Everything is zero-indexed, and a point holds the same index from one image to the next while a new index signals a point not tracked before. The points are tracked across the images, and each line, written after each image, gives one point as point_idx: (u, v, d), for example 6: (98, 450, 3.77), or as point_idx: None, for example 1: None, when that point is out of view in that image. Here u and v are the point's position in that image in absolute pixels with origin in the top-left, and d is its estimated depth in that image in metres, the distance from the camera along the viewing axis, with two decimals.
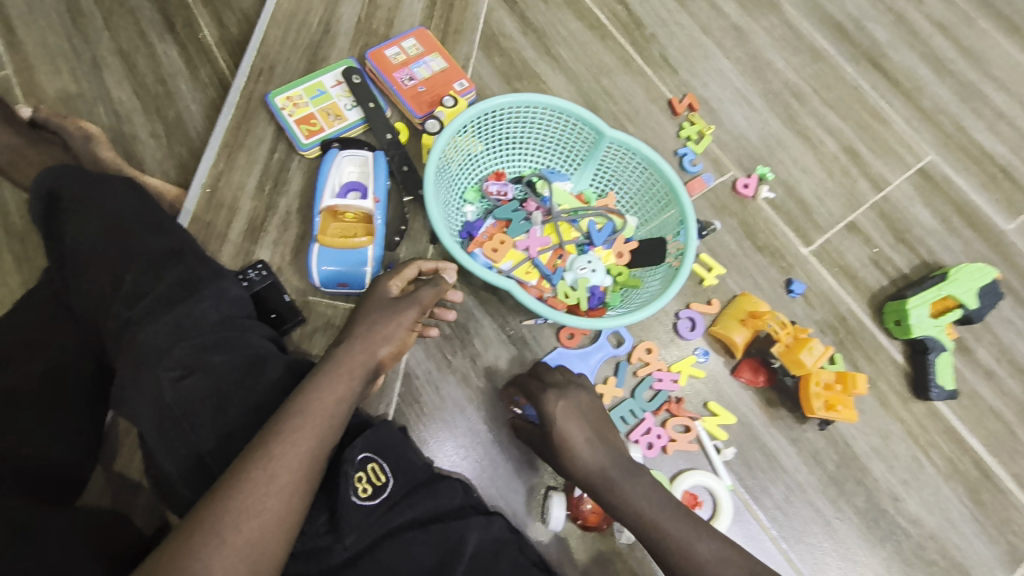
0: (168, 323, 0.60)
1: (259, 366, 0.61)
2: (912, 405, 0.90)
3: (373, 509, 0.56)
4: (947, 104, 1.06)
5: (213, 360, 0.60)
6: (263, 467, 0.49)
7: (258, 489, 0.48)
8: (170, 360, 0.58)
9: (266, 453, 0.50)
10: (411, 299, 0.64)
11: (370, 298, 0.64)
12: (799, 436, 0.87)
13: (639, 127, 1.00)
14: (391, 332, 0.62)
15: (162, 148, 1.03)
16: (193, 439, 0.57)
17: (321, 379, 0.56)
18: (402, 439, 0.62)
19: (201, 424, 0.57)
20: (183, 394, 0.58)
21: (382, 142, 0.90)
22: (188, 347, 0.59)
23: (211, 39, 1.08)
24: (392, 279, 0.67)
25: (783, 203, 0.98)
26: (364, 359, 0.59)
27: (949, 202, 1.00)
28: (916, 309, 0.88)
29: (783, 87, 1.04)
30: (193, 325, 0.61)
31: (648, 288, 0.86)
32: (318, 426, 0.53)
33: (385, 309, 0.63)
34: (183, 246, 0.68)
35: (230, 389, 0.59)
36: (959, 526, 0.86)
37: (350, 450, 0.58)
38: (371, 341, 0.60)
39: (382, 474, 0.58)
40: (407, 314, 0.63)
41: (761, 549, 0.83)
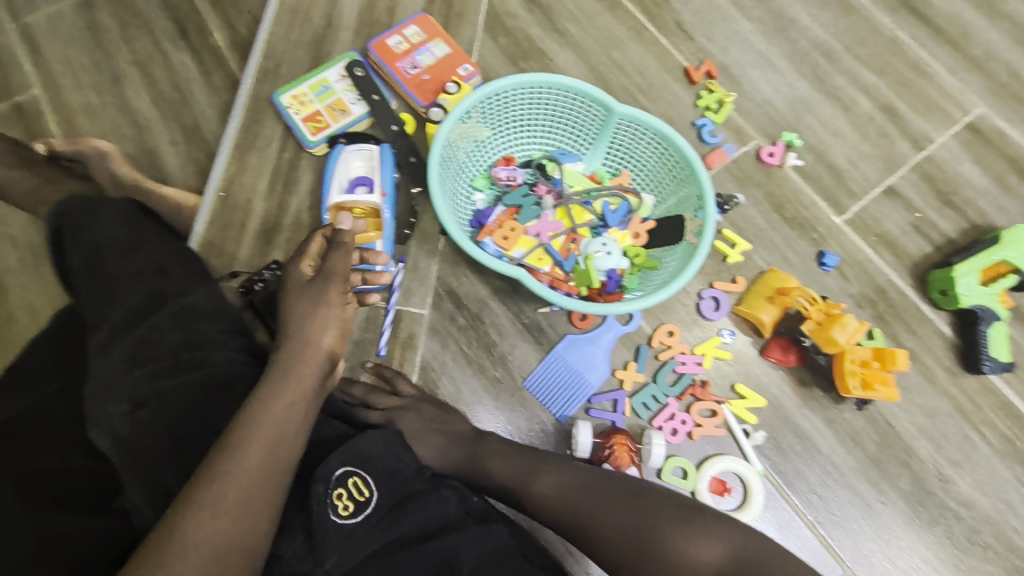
0: (125, 347, 0.61)
1: (222, 385, 0.61)
2: (962, 380, 0.84)
3: (356, 527, 0.54)
4: (999, 50, 0.96)
5: (167, 385, 0.60)
6: (208, 487, 0.49)
7: (206, 512, 0.48)
8: (119, 393, 0.59)
9: (212, 472, 0.50)
10: (321, 278, 0.61)
11: (287, 288, 0.62)
12: (835, 417, 0.82)
13: (654, 100, 0.95)
14: (318, 320, 0.60)
15: (181, 154, 1.05)
16: (157, 474, 0.56)
17: (267, 388, 0.56)
18: (385, 446, 0.60)
19: (162, 456, 0.57)
20: (138, 424, 0.58)
21: (388, 134, 0.90)
22: (142, 375, 0.60)
23: (222, 42, 1.10)
24: (302, 261, 0.63)
25: (813, 170, 0.92)
26: (315, 358, 0.59)
27: (1002, 158, 0.92)
28: (964, 278, 0.82)
29: (810, 45, 0.97)
30: (150, 350, 0.61)
31: (667, 269, 0.83)
32: (269, 437, 0.53)
33: (305, 297, 0.61)
34: (162, 261, 0.69)
35: (189, 415, 0.59)
36: (1016, 508, 0.80)
37: (326, 466, 0.56)
38: (307, 337, 0.59)
39: (365, 488, 0.56)
40: (326, 296, 0.61)
41: (795, 536, 0.79)
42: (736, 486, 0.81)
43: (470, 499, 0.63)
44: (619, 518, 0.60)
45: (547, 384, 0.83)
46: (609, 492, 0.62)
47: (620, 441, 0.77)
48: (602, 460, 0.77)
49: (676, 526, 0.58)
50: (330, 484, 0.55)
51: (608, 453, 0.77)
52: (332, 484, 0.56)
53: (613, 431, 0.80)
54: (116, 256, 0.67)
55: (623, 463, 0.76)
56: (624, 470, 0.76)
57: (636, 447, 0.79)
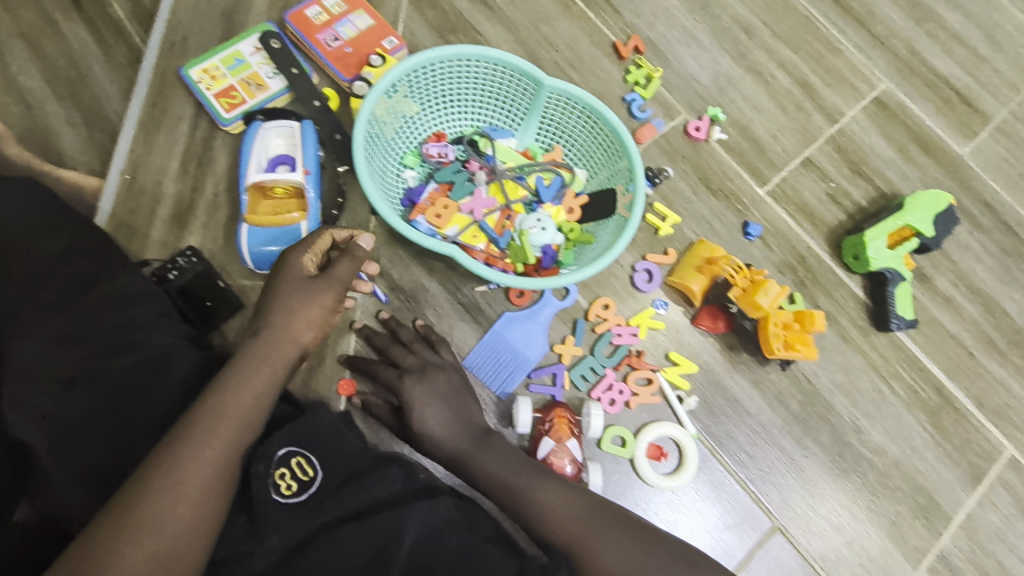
0: (55, 330, 0.58)
1: (162, 367, 0.59)
2: (873, 338, 0.90)
3: (297, 506, 0.54)
4: (901, 28, 1.02)
5: (101, 367, 0.57)
6: (167, 474, 0.48)
7: (164, 500, 0.47)
8: (48, 374, 0.56)
9: (172, 459, 0.49)
10: (326, 279, 0.65)
11: (286, 278, 0.64)
12: (762, 378, 0.87)
13: (584, 75, 0.95)
14: (310, 315, 0.63)
15: (80, 136, 0.96)
16: (87, 455, 0.55)
17: (234, 375, 0.56)
18: (333, 427, 0.58)
19: (95, 438, 0.55)
20: (68, 407, 0.55)
21: (310, 110, 0.85)
22: (76, 355, 0.57)
23: (122, 13, 1.01)
24: (305, 254, 0.67)
25: (736, 143, 0.95)
26: (286, 350, 0.60)
27: (906, 130, 0.98)
28: (873, 242, 0.87)
29: (732, 22, 1.00)
30: (85, 332, 0.59)
31: (601, 243, 0.83)
32: (232, 424, 0.53)
33: (301, 292, 0.64)
34: (82, 245, 0.64)
35: (126, 397, 0.57)
36: (922, 452, 0.87)
37: (267, 446, 0.55)
38: (291, 327, 0.62)
39: (309, 468, 0.56)
40: (326, 297, 0.65)
41: (727, 493, 0.83)
42: (672, 450, 0.84)
43: (418, 474, 0.61)
44: (614, 549, 0.59)
45: (486, 362, 0.82)
46: (608, 524, 0.61)
47: (559, 414, 0.78)
48: (542, 434, 0.78)
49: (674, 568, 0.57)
50: (272, 464, 0.54)
51: (548, 427, 0.78)
52: (274, 463, 0.54)
53: (553, 404, 0.80)
54: (28, 237, 0.62)
55: (563, 435, 0.77)
56: (564, 442, 0.77)
57: (575, 419, 0.80)
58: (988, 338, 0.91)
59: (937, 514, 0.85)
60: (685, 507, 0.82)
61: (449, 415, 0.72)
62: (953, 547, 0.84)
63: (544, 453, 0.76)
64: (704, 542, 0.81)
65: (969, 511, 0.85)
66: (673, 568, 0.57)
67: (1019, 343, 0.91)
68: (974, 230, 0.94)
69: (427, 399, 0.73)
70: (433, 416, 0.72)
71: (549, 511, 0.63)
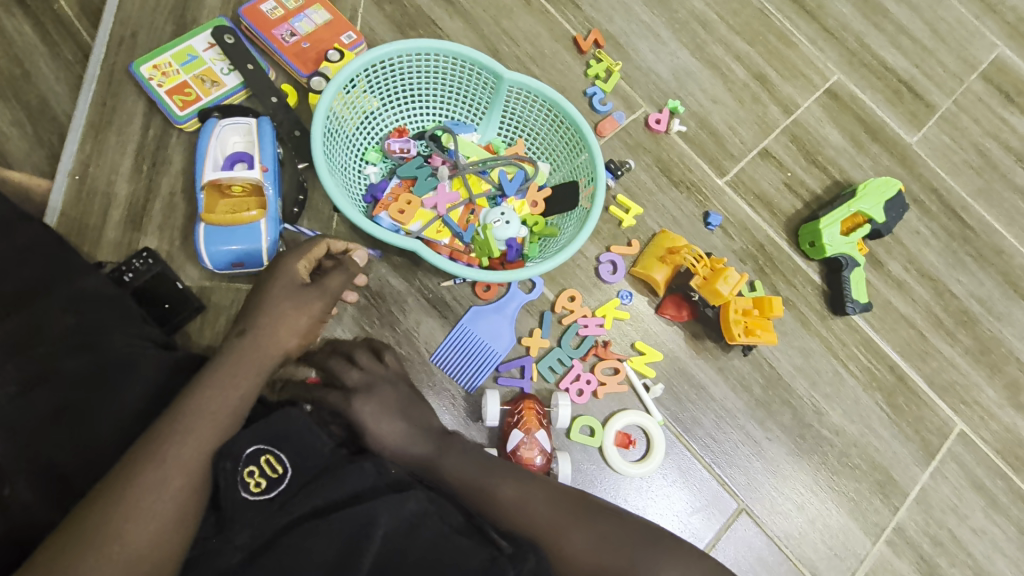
0: (15, 331, 0.57)
1: (127, 368, 0.59)
2: (830, 322, 0.92)
3: (267, 503, 0.54)
4: (851, 21, 1.05)
5: (64, 367, 0.57)
6: (153, 470, 0.52)
7: (149, 494, 0.51)
8: (7, 376, 0.55)
9: (158, 456, 0.53)
10: (317, 289, 0.69)
11: (275, 283, 0.68)
12: (725, 364, 0.89)
13: (545, 69, 0.96)
14: (298, 321, 0.67)
15: (28, 137, 0.93)
16: (46, 456, 0.54)
17: (217, 377, 0.59)
18: (305, 426, 0.58)
19: (56, 439, 0.54)
20: (27, 409, 0.54)
21: (267, 107, 0.84)
22: (36, 356, 0.57)
23: (69, 9, 0.97)
24: (298, 261, 0.70)
25: (696, 135, 0.96)
26: (269, 352, 0.64)
27: (857, 120, 1.01)
28: (828, 229, 0.90)
29: (689, 16, 1.01)
30: (44, 333, 0.58)
31: (564, 235, 0.84)
32: (213, 423, 0.56)
33: (290, 296, 0.67)
34: (33, 246, 0.63)
35: (89, 396, 0.56)
36: (878, 430, 0.90)
37: (237, 443, 0.55)
38: (277, 332, 0.65)
39: (278, 466, 0.55)
40: (315, 306, 0.69)
41: (694, 478, 0.85)
42: (640, 438, 0.85)
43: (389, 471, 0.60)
44: (581, 540, 0.59)
45: (454, 357, 0.82)
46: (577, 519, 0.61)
47: (528, 406, 0.79)
48: (511, 426, 0.78)
49: (643, 553, 0.58)
50: (240, 462, 0.55)
51: (517, 419, 0.78)
52: (242, 461, 0.55)
53: (521, 397, 0.81)
54: None
55: (532, 426, 0.78)
56: (533, 433, 0.78)
57: (544, 410, 0.81)
58: (938, 319, 0.94)
59: (893, 489, 0.88)
60: (654, 493, 0.83)
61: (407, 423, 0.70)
62: (909, 521, 0.88)
63: (514, 445, 0.77)
64: (673, 526, 0.83)
65: (923, 485, 0.89)
66: (641, 548, 0.59)
67: (967, 323, 0.95)
68: (923, 215, 0.98)
69: (377, 414, 0.69)
70: (385, 430, 0.68)
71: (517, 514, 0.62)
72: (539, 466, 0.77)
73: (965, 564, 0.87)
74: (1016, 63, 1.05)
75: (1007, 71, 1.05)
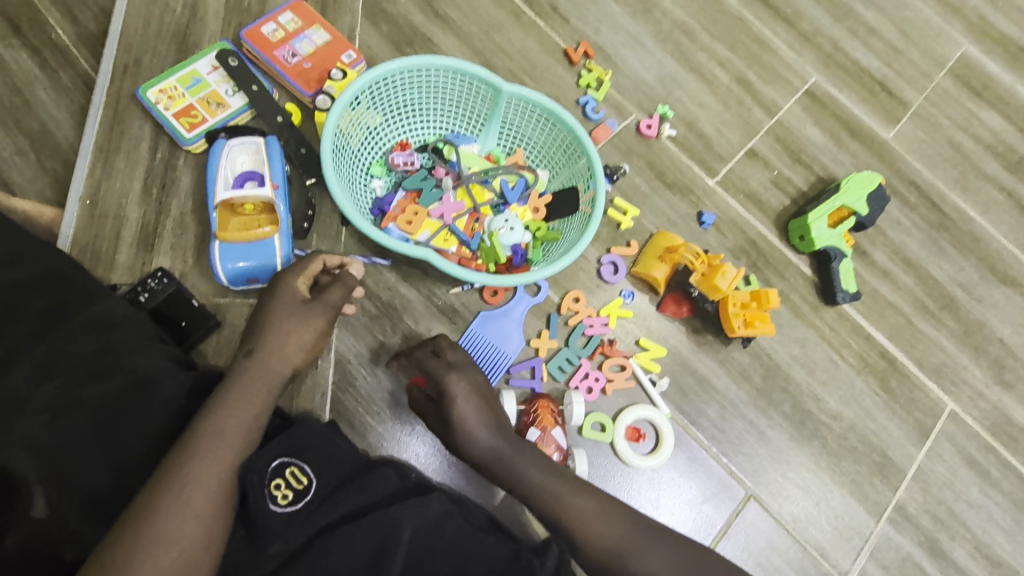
0: (38, 360, 0.58)
1: (150, 388, 0.59)
2: (822, 311, 0.96)
3: (295, 514, 0.53)
4: (825, 26, 1.10)
5: (89, 393, 0.57)
6: (177, 494, 0.50)
7: (173, 519, 0.49)
8: (35, 405, 0.56)
9: (179, 480, 0.51)
10: (319, 304, 0.68)
11: (281, 298, 0.66)
12: (726, 357, 0.92)
13: (539, 81, 0.99)
14: (303, 337, 0.65)
15: (31, 165, 0.94)
16: (79, 480, 0.54)
17: (233, 396, 0.58)
18: (322, 436, 0.59)
19: (86, 464, 0.55)
20: (58, 435, 0.55)
21: (273, 126, 0.86)
22: (59, 384, 0.57)
23: (66, 37, 0.98)
24: (298, 278, 0.69)
25: (685, 139, 1.01)
26: (277, 370, 0.62)
27: (836, 119, 1.06)
28: (816, 223, 0.94)
29: (672, 25, 1.06)
30: (64, 361, 0.58)
31: (567, 239, 0.87)
32: (233, 444, 0.55)
33: (295, 312, 0.66)
34: (43, 277, 0.63)
35: (115, 421, 0.57)
36: (873, 413, 0.94)
37: (261, 457, 0.55)
38: (284, 348, 0.63)
39: (303, 477, 0.55)
40: (319, 322, 0.67)
41: (704, 468, 0.88)
42: (649, 432, 0.88)
43: (410, 474, 0.61)
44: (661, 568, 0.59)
45: None
46: (654, 544, 0.61)
47: (542, 405, 0.82)
48: (528, 425, 0.81)
49: None
50: (267, 475, 0.54)
51: (533, 417, 0.81)
52: (268, 475, 0.54)
53: (535, 396, 0.84)
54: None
55: (547, 424, 0.80)
56: (548, 431, 0.80)
57: (557, 408, 0.83)
58: (924, 304, 0.99)
59: (892, 469, 0.92)
60: (665, 484, 0.86)
61: (484, 424, 0.70)
62: (909, 499, 0.91)
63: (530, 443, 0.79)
64: (686, 515, 0.86)
65: (919, 464, 0.93)
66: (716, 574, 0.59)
67: (951, 307, 0.99)
68: (903, 207, 1.03)
69: (467, 394, 0.72)
70: (470, 413, 0.71)
71: (598, 534, 0.62)
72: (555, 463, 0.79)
73: (964, 538, 0.91)
74: (980, 60, 1.11)
75: (973, 68, 1.11)
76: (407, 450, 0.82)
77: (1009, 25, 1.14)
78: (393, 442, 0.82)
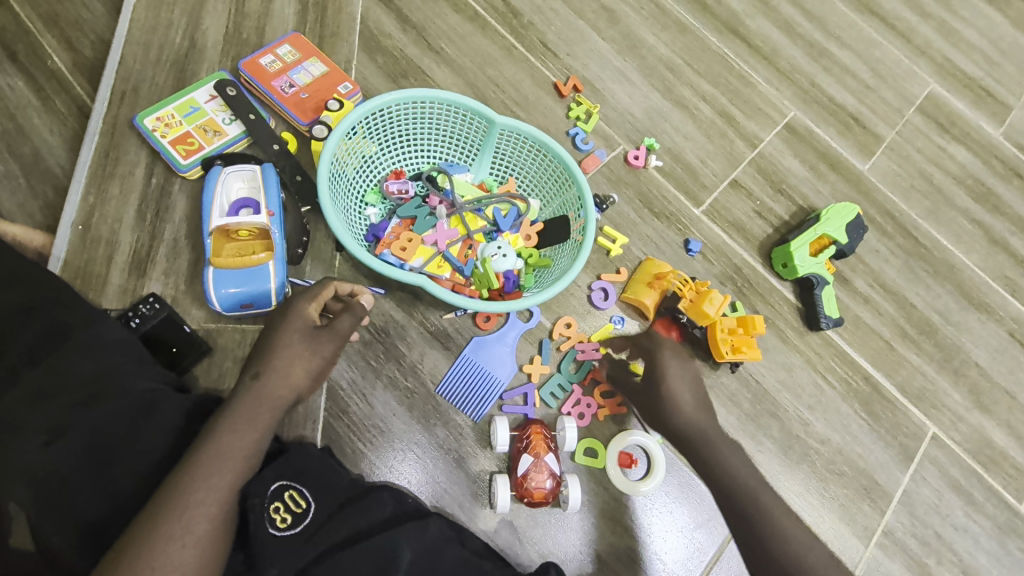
0: (34, 383, 0.57)
1: (147, 412, 0.59)
2: (807, 337, 0.99)
3: (294, 538, 0.55)
4: (802, 64, 1.15)
5: (85, 415, 0.57)
6: (178, 519, 0.50)
7: (174, 544, 0.50)
8: (32, 427, 0.55)
9: (180, 505, 0.51)
10: (328, 333, 0.67)
11: (293, 322, 0.66)
12: (715, 382, 0.94)
13: (530, 113, 1.03)
14: (310, 365, 0.65)
15: (22, 190, 0.94)
16: (75, 506, 0.54)
17: (236, 419, 0.58)
18: (320, 461, 0.61)
19: (84, 488, 0.54)
20: (52, 458, 0.54)
21: (270, 154, 0.87)
22: (60, 406, 0.57)
23: (63, 64, 0.99)
24: (310, 304, 0.68)
25: (671, 169, 1.04)
26: (282, 393, 0.62)
27: (815, 151, 1.10)
28: (798, 251, 0.97)
29: (657, 62, 1.10)
30: (63, 383, 0.58)
31: (559, 266, 0.88)
32: (235, 467, 0.55)
33: (303, 339, 0.65)
34: (42, 298, 0.63)
35: (110, 446, 0.56)
36: (859, 437, 0.96)
37: (261, 481, 0.56)
38: (291, 374, 0.63)
39: (301, 500, 0.57)
40: (327, 350, 0.67)
41: (695, 493, 0.87)
42: (641, 457, 0.87)
43: (407, 499, 0.63)
44: None
45: (458, 387, 0.85)
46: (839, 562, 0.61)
47: (535, 431, 0.82)
48: (521, 451, 0.81)
49: None
50: (266, 498, 0.56)
51: (526, 443, 0.81)
52: (268, 498, 0.56)
53: (529, 422, 0.84)
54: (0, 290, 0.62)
55: (540, 450, 0.80)
56: (542, 457, 0.80)
57: (551, 434, 0.84)
58: (903, 330, 1.02)
59: (879, 493, 0.93)
60: (657, 509, 0.86)
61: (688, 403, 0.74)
62: (896, 522, 0.93)
63: (524, 469, 0.79)
64: (678, 541, 0.85)
65: (905, 487, 0.94)
66: None
67: (929, 333, 1.02)
68: (881, 236, 1.07)
69: (680, 374, 0.77)
70: (679, 392, 0.75)
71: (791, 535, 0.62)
72: (548, 490, 0.79)
73: (951, 562, 0.92)
74: (947, 98, 1.17)
75: (940, 105, 1.17)
76: (399, 475, 0.81)
77: (974, 66, 1.20)
78: (385, 468, 0.81)
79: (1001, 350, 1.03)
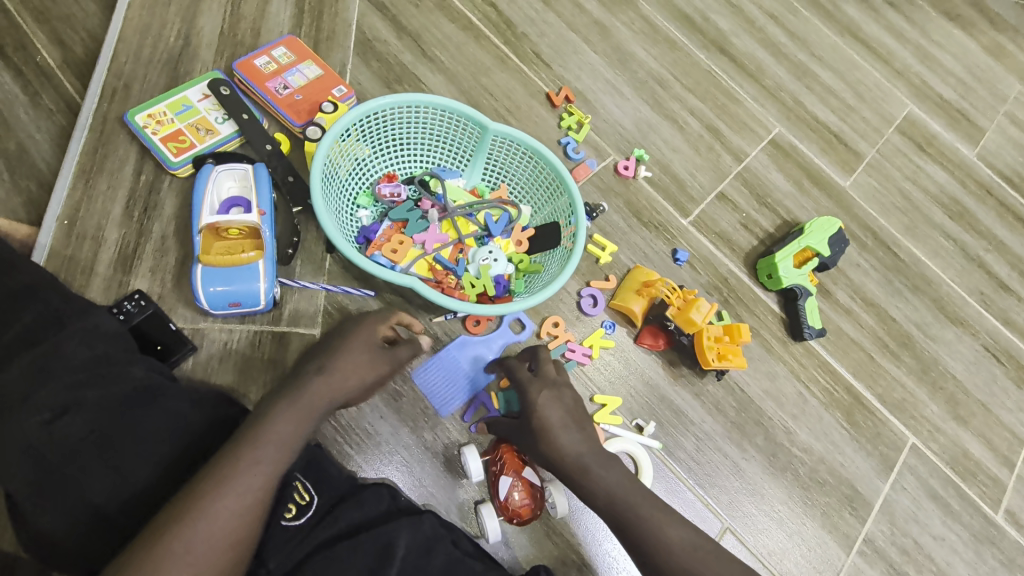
0: (33, 363, 0.56)
1: (149, 395, 0.59)
2: (791, 346, 1.00)
3: (299, 529, 0.56)
4: (786, 82, 1.19)
5: (88, 396, 0.56)
6: (226, 499, 0.50)
7: (216, 524, 0.49)
8: (37, 403, 0.55)
9: (229, 484, 0.50)
10: (391, 355, 0.68)
11: (365, 337, 0.66)
12: (700, 390, 0.95)
13: (522, 121, 1.04)
14: (370, 375, 0.65)
15: (5, 184, 0.92)
16: (80, 487, 0.54)
17: (295, 408, 0.57)
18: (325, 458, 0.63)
19: (87, 471, 0.54)
20: (58, 435, 0.54)
21: (262, 154, 0.87)
22: (61, 385, 0.56)
23: (52, 61, 0.98)
24: (383, 325, 0.69)
25: (659, 180, 1.06)
26: (339, 393, 0.62)
27: (798, 167, 1.13)
28: (783, 262, 0.98)
29: (647, 76, 1.12)
30: (64, 363, 0.57)
31: (549, 271, 0.89)
32: (284, 454, 0.54)
33: (371, 353, 0.66)
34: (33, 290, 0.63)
35: (117, 428, 0.56)
36: (841, 446, 0.97)
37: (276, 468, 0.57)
38: (351, 377, 0.63)
39: (306, 493, 0.59)
40: (385, 370, 0.67)
41: (681, 499, 0.90)
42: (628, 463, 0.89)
43: (399, 496, 0.64)
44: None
45: (445, 390, 0.85)
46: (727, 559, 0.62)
47: (507, 450, 0.81)
48: (497, 474, 0.80)
49: None
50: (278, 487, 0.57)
51: (499, 466, 0.80)
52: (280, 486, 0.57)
53: (499, 442, 0.82)
54: None
55: (517, 469, 0.80)
56: (519, 474, 0.80)
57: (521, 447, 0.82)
58: (883, 342, 1.04)
59: (860, 501, 0.95)
60: None
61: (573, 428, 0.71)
62: (876, 531, 0.94)
63: (505, 492, 0.79)
64: None
65: (885, 496, 0.96)
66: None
67: (908, 345, 1.05)
68: (862, 250, 1.10)
69: (551, 400, 0.73)
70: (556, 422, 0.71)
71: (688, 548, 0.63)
72: (533, 505, 0.79)
73: (928, 570, 0.94)
74: (924, 119, 1.22)
75: (917, 126, 1.21)
76: (386, 474, 0.81)
77: (949, 90, 1.25)
78: (373, 468, 0.81)
79: (977, 364, 1.06)
